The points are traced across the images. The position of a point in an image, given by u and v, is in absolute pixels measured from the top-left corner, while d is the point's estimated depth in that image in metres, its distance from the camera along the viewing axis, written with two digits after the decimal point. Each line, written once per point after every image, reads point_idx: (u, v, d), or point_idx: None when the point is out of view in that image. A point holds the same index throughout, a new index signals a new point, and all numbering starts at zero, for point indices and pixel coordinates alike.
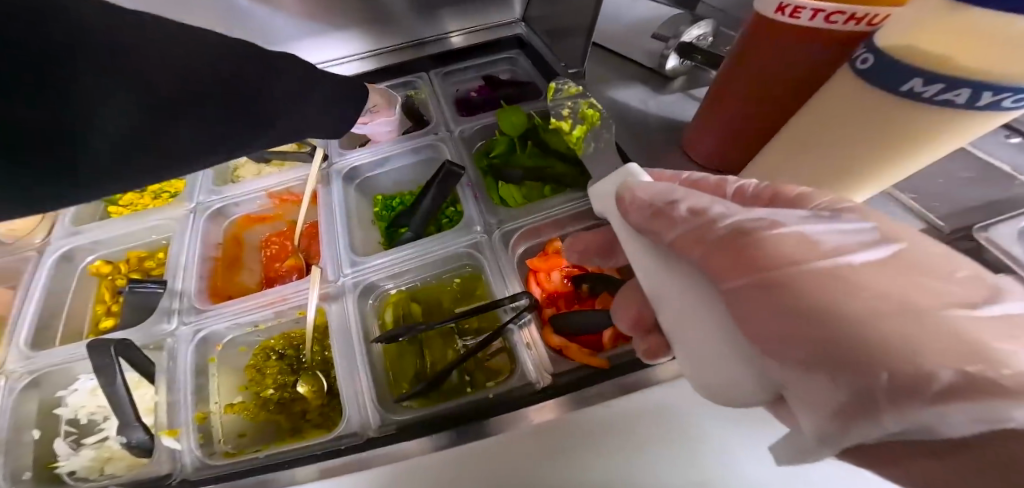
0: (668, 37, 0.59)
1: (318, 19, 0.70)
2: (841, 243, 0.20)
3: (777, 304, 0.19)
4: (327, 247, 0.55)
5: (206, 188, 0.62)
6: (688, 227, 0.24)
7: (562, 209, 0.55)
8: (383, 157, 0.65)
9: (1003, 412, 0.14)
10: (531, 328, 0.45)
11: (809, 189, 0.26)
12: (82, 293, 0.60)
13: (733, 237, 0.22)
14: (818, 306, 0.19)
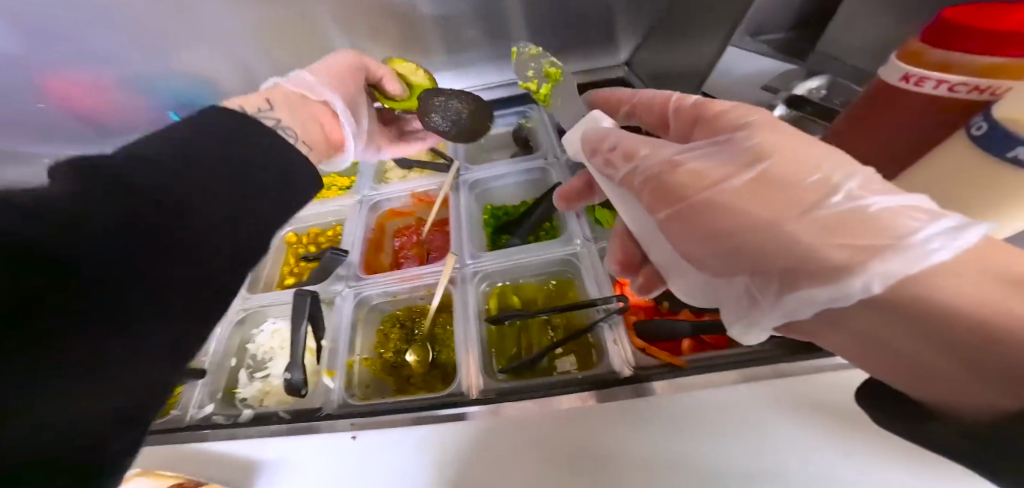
0: (779, 88, 0.65)
1: (461, 62, 0.88)
2: (711, 165, 0.27)
3: (689, 229, 0.28)
4: (455, 242, 0.67)
5: (368, 185, 0.81)
6: (627, 172, 0.33)
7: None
8: (501, 174, 0.78)
9: (812, 294, 0.22)
10: (619, 328, 0.50)
11: (718, 112, 0.32)
12: (274, 258, 0.81)
13: (650, 177, 0.30)
14: (713, 228, 0.26)
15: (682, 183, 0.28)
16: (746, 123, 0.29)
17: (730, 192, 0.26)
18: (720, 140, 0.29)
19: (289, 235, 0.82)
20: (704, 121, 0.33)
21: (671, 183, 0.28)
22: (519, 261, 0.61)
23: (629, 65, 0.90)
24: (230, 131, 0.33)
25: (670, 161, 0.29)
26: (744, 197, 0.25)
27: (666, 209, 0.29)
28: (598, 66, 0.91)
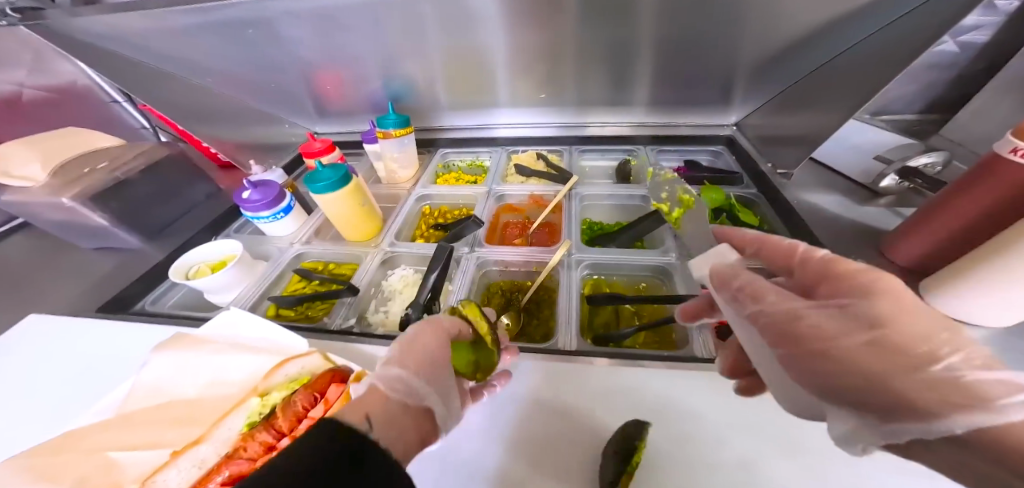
0: (893, 160, 0.70)
1: (592, 104, 1.06)
2: (833, 322, 0.36)
3: (808, 368, 0.37)
4: (565, 229, 0.84)
5: (495, 181, 1.00)
6: (755, 313, 0.41)
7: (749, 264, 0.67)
8: (609, 193, 0.92)
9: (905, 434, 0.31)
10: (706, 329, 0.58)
11: (852, 270, 0.38)
12: (409, 220, 0.93)
13: (778, 323, 0.40)
14: (832, 372, 0.36)
15: (802, 332, 0.38)
16: (871, 285, 0.36)
17: (847, 349, 0.35)
18: (845, 305, 0.36)
19: (423, 207, 0.97)
20: (833, 278, 0.39)
21: (795, 331, 0.38)
22: (617, 260, 0.72)
23: (738, 127, 1.02)
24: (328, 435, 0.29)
25: (793, 314, 0.39)
26: (859, 356, 0.34)
27: (786, 349, 0.39)
28: (709, 124, 1.03)
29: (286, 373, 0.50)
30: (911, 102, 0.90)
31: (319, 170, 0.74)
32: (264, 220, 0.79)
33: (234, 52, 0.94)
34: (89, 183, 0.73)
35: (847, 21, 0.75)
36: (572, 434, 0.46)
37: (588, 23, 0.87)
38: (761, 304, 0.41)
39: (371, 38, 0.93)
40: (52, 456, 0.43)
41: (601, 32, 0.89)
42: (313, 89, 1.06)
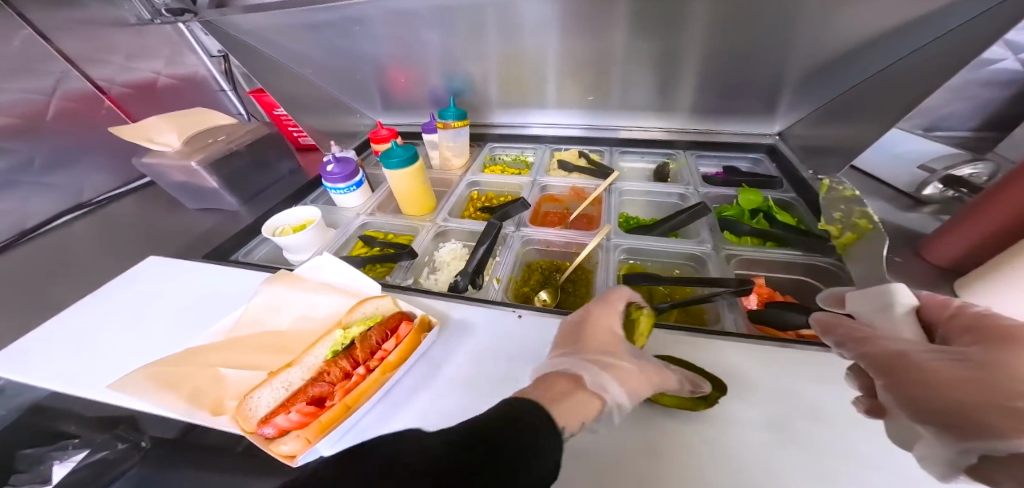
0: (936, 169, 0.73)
1: (636, 107, 1.11)
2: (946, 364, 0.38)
3: (905, 393, 0.39)
4: (604, 215, 0.92)
5: (541, 173, 1.09)
6: (874, 344, 0.43)
7: (785, 256, 0.74)
8: (648, 190, 0.98)
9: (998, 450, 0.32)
10: (737, 311, 0.63)
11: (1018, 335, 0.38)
12: (459, 201, 1.02)
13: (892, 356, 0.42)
14: (935, 397, 0.37)
15: (922, 376, 0.39)
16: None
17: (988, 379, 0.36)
18: (975, 357, 0.38)
19: (472, 192, 1.07)
20: (981, 338, 0.39)
21: (907, 368, 0.40)
22: (653, 248, 0.79)
23: (781, 137, 1.04)
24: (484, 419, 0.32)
25: (905, 354, 0.41)
26: (962, 388, 0.36)
27: (886, 379, 0.41)
28: (752, 133, 1.06)
29: (364, 310, 0.53)
30: (966, 116, 0.89)
31: (394, 149, 0.85)
32: (339, 193, 0.91)
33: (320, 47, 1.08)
34: (211, 150, 0.85)
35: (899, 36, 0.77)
36: None
37: (636, 32, 0.93)
38: (872, 347, 0.44)
39: (438, 40, 1.04)
40: (173, 366, 0.45)
41: (648, 41, 0.94)
42: (383, 82, 1.19)
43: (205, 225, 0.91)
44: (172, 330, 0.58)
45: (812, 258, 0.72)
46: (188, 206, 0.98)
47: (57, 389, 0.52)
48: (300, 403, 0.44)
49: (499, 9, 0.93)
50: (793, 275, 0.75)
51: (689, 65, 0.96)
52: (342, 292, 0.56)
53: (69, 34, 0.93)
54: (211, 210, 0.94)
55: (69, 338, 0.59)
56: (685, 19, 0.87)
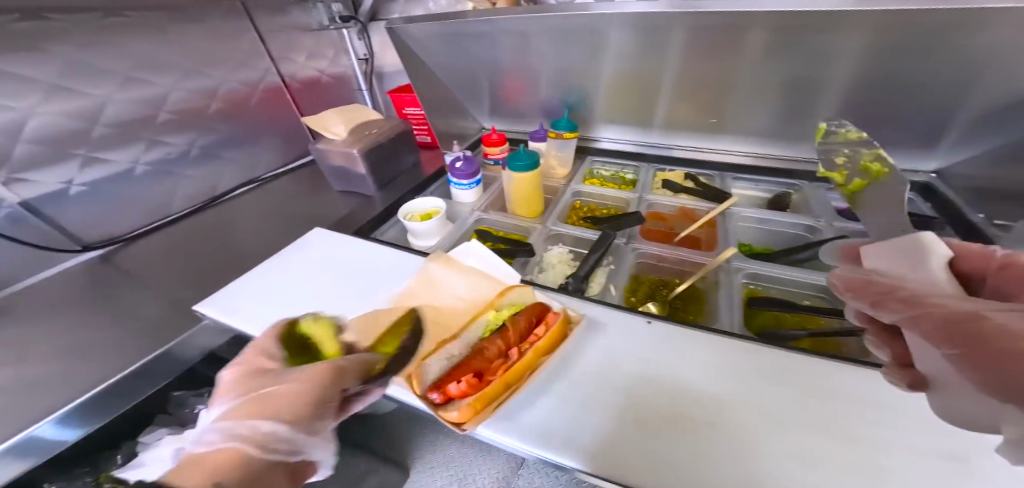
0: None
1: (757, 132, 1.07)
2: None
3: (982, 358, 0.32)
4: (721, 239, 0.90)
5: (647, 189, 1.09)
6: (912, 312, 0.39)
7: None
8: (768, 217, 0.93)
9: None
10: None
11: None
12: (564, 205, 1.05)
13: (955, 322, 0.35)
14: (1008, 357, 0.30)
15: (997, 334, 0.32)
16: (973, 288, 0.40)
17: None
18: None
19: (574, 201, 1.10)
20: None
21: (970, 328, 0.34)
22: (780, 275, 0.75)
23: (936, 175, 0.96)
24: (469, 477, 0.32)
25: (978, 314, 0.35)
26: None
27: (960, 350, 0.34)
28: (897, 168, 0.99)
29: (512, 297, 0.59)
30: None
31: (518, 153, 0.91)
32: (462, 188, 0.99)
33: (451, 58, 1.19)
34: (366, 141, 0.99)
35: None
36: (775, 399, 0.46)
37: (772, 61, 0.88)
38: (917, 310, 0.39)
39: (557, 56, 1.07)
40: (363, 324, 0.54)
41: (784, 70, 0.89)
42: (498, 91, 1.28)
43: (344, 210, 1.03)
44: (337, 293, 0.65)
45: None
46: (332, 187, 1.14)
47: (255, 334, 0.60)
48: (466, 374, 0.49)
49: (625, 34, 0.94)
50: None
51: (833, 93, 0.89)
52: (488, 279, 0.63)
53: (275, 35, 1.15)
54: (353, 193, 1.09)
55: (259, 290, 0.67)
56: (838, 51, 0.80)
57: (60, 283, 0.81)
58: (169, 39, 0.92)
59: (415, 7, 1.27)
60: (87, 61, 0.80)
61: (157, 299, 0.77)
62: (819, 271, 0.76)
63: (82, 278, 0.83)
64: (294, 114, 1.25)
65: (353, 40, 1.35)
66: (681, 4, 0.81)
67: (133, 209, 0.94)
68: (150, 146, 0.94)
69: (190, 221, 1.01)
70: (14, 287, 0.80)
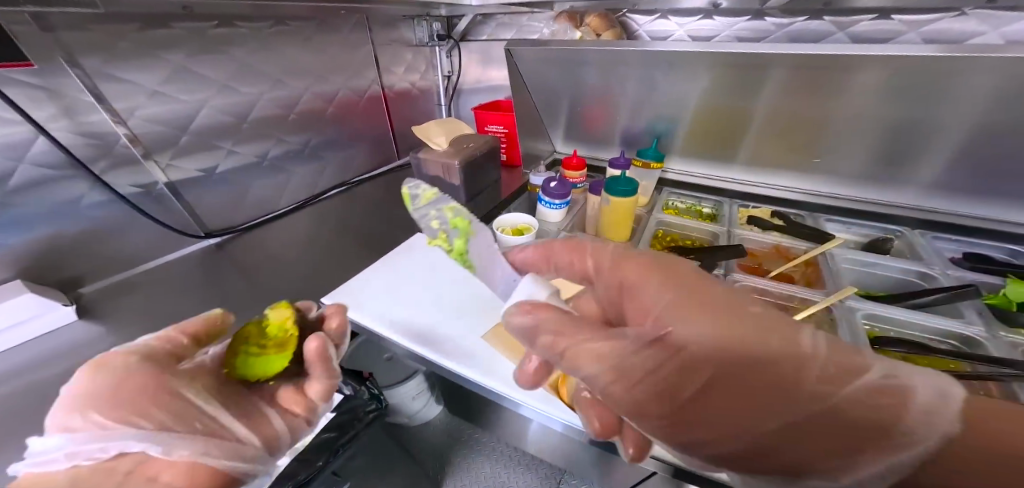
0: None
1: (848, 175, 1.06)
2: (671, 367, 0.41)
3: (683, 418, 0.39)
4: (827, 278, 0.86)
5: (733, 222, 1.08)
6: (603, 384, 0.42)
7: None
8: (871, 261, 0.91)
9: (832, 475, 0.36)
10: None
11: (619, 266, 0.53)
12: (649, 230, 1.05)
13: (632, 386, 0.41)
14: (708, 420, 0.39)
15: (667, 393, 0.40)
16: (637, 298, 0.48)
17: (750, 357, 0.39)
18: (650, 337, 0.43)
19: (658, 230, 1.09)
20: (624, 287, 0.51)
21: (650, 403, 0.40)
22: (904, 319, 0.73)
23: None
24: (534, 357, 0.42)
25: (637, 371, 0.41)
26: (727, 409, 0.38)
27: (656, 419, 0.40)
28: (1008, 220, 0.94)
29: None
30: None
31: (619, 178, 0.93)
32: (553, 207, 1.01)
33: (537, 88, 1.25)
34: (466, 153, 1.05)
35: None
36: None
37: (880, 102, 0.84)
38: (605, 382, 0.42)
39: (639, 89, 1.09)
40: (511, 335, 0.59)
41: (887, 111, 0.86)
42: (577, 118, 1.30)
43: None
44: (462, 297, 0.68)
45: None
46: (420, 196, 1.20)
47: (379, 332, 0.61)
48: None
49: (714, 73, 0.94)
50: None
51: (939, 140, 0.87)
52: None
53: (385, 49, 1.31)
54: None
55: (380, 288, 0.69)
56: (955, 95, 0.76)
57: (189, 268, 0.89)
58: (312, 47, 1.07)
59: (505, 30, 1.37)
60: (250, 64, 0.94)
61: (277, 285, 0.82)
62: (947, 318, 0.72)
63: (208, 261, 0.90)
64: (385, 119, 1.40)
65: (440, 57, 1.51)
66: (778, 46, 0.80)
67: (251, 203, 1.04)
68: (276, 143, 1.07)
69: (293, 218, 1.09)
70: (149, 264, 0.89)
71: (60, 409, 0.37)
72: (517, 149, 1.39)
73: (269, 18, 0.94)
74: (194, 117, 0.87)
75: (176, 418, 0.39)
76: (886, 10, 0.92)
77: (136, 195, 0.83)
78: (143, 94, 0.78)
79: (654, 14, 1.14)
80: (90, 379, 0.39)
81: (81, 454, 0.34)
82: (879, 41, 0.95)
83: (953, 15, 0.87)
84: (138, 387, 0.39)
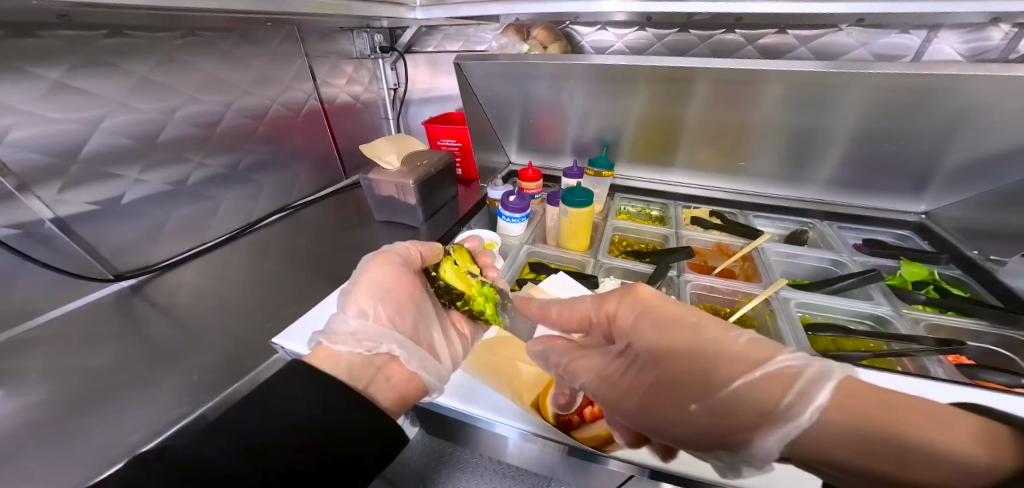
0: None
1: (768, 177, 1.18)
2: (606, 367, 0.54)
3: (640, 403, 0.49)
4: (763, 270, 0.96)
5: (680, 224, 1.15)
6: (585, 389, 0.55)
7: (972, 325, 0.77)
8: (795, 253, 1.03)
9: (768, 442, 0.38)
10: (952, 369, 0.65)
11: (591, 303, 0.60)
12: (607, 236, 1.10)
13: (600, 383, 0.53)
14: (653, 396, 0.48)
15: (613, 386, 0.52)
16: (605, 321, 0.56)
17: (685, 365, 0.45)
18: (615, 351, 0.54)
19: (614, 235, 1.14)
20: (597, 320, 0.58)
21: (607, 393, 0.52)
22: (826, 303, 0.84)
23: (926, 216, 1.10)
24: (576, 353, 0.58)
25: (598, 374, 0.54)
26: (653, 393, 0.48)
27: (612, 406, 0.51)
28: (895, 209, 1.12)
29: None
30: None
31: (575, 189, 0.95)
32: (513, 221, 1.01)
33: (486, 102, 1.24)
34: (420, 170, 1.02)
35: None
36: None
37: (787, 110, 0.95)
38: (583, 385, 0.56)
39: (587, 102, 1.13)
40: (489, 357, 0.63)
41: (789, 120, 0.98)
42: (530, 130, 1.32)
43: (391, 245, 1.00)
44: None
45: (1006, 331, 0.75)
46: (373, 218, 1.13)
47: None
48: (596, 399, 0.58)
49: (648, 87, 1.01)
50: (983, 344, 0.76)
51: (835, 142, 1.00)
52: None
53: (322, 61, 1.23)
54: (397, 222, 1.09)
55: None
56: (839, 106, 0.89)
57: (95, 316, 0.76)
58: (233, 61, 0.97)
59: (452, 41, 1.36)
60: (154, 79, 0.82)
61: (216, 324, 0.74)
62: (857, 300, 0.84)
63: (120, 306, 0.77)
64: (328, 136, 1.31)
65: (385, 69, 1.46)
66: (704, 61, 0.87)
67: (170, 237, 0.92)
68: (196, 168, 0.94)
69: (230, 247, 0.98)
70: (41, 319, 0.74)
71: (358, 288, 0.60)
72: (472, 162, 1.37)
73: (177, 28, 0.83)
74: (83, 143, 0.74)
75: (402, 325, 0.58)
76: (784, 26, 1.05)
77: (10, 236, 0.69)
78: (13, 114, 0.64)
79: (594, 26, 1.20)
80: (376, 268, 0.62)
81: (352, 343, 0.51)
82: (782, 53, 1.09)
83: (833, 30, 1.03)
84: (385, 298, 0.59)
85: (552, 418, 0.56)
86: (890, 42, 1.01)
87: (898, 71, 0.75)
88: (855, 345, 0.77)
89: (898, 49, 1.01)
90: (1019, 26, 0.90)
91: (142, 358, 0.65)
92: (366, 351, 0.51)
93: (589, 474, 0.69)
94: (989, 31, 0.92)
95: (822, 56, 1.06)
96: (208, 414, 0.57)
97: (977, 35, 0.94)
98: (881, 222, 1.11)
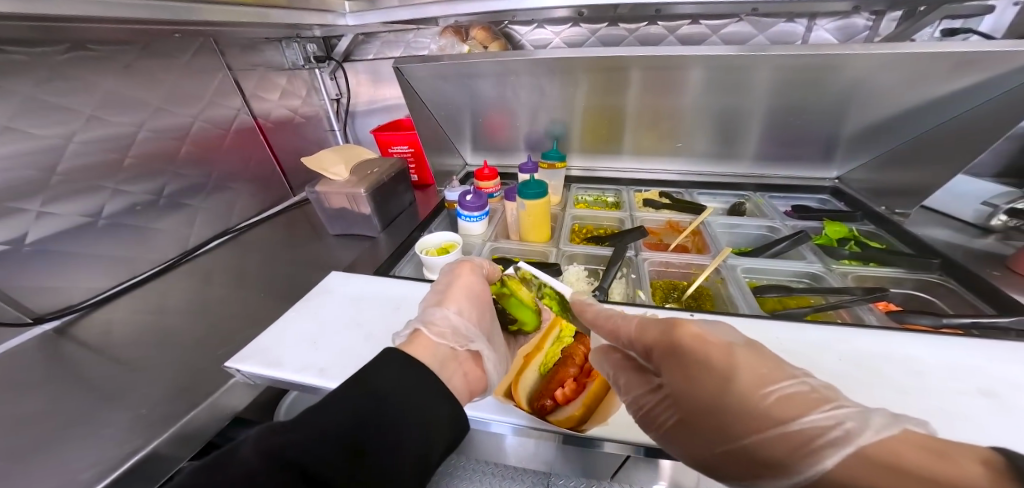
0: (999, 204, 0.97)
1: (704, 157, 1.27)
2: (644, 393, 0.49)
3: (686, 432, 0.44)
4: (711, 241, 1.03)
5: (633, 208, 1.21)
6: (631, 400, 0.50)
7: (891, 274, 0.88)
8: (736, 223, 1.12)
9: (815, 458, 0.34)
10: (875, 316, 0.74)
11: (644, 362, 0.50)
12: (566, 226, 1.13)
13: (646, 401, 0.49)
14: (708, 422, 0.42)
15: (653, 410, 0.48)
16: (664, 366, 0.47)
17: (652, 413, 0.47)
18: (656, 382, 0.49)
19: (573, 225, 1.18)
20: (652, 358, 0.49)
21: (649, 417, 0.48)
22: (768, 267, 0.92)
23: (840, 179, 1.23)
24: (613, 372, 0.55)
25: (642, 399, 0.49)
26: (693, 403, 0.43)
27: (657, 432, 0.47)
28: (813, 177, 1.25)
29: None
30: (984, 158, 1.14)
31: (529, 181, 0.97)
32: (472, 220, 1.02)
33: (432, 106, 1.23)
34: (370, 179, 0.99)
35: (920, 116, 0.95)
36: (829, 373, 0.55)
37: (710, 92, 1.02)
38: (636, 403, 0.50)
39: (533, 97, 1.16)
40: None
41: (713, 102, 1.06)
42: (482, 129, 1.33)
43: (349, 258, 0.97)
44: None
45: (920, 275, 0.86)
46: (327, 232, 1.09)
47: (307, 383, 0.55)
48: (567, 380, 0.59)
49: (588, 78, 1.05)
50: (904, 290, 0.87)
51: (756, 120, 1.09)
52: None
53: (248, 75, 1.17)
54: (353, 235, 1.06)
55: (295, 336, 0.62)
56: (751, 84, 0.97)
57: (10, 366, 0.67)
58: (137, 76, 0.89)
59: (391, 48, 1.35)
60: (52, 101, 0.75)
61: (157, 355, 0.68)
62: (795, 261, 0.93)
63: (40, 350, 0.70)
64: (267, 153, 1.25)
65: (323, 80, 1.42)
66: (631, 49, 0.92)
67: (94, 272, 0.84)
68: (112, 196, 0.86)
69: (171, 277, 0.92)
70: None
71: (449, 291, 0.60)
72: (427, 167, 1.36)
73: (59, 42, 0.75)
74: None
75: (482, 325, 0.58)
76: (696, 16, 1.14)
77: None
78: None
79: (531, 24, 1.23)
80: (464, 278, 0.62)
81: (451, 336, 0.51)
82: (696, 43, 1.18)
83: (735, 20, 1.13)
84: (476, 303, 0.60)
85: (526, 407, 0.55)
86: (780, 30, 1.12)
87: (792, 52, 0.83)
88: (794, 300, 0.85)
89: (788, 36, 1.12)
90: (876, 14, 1.04)
91: (66, 402, 0.59)
92: (458, 346, 0.51)
93: (590, 462, 0.69)
94: (854, 18, 1.06)
95: (730, 43, 1.16)
96: (162, 446, 0.54)
97: (845, 22, 1.07)
98: (807, 190, 1.23)
